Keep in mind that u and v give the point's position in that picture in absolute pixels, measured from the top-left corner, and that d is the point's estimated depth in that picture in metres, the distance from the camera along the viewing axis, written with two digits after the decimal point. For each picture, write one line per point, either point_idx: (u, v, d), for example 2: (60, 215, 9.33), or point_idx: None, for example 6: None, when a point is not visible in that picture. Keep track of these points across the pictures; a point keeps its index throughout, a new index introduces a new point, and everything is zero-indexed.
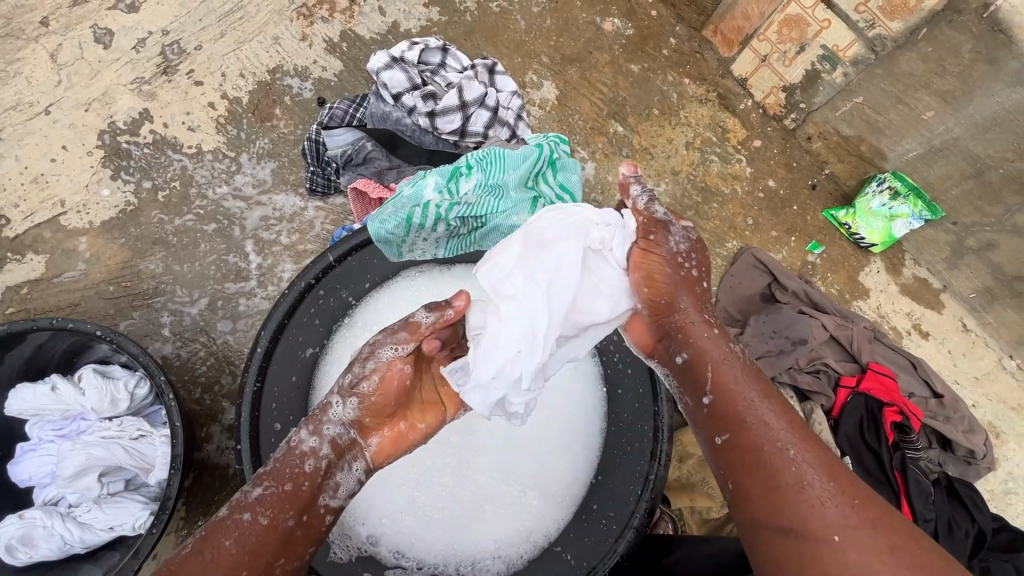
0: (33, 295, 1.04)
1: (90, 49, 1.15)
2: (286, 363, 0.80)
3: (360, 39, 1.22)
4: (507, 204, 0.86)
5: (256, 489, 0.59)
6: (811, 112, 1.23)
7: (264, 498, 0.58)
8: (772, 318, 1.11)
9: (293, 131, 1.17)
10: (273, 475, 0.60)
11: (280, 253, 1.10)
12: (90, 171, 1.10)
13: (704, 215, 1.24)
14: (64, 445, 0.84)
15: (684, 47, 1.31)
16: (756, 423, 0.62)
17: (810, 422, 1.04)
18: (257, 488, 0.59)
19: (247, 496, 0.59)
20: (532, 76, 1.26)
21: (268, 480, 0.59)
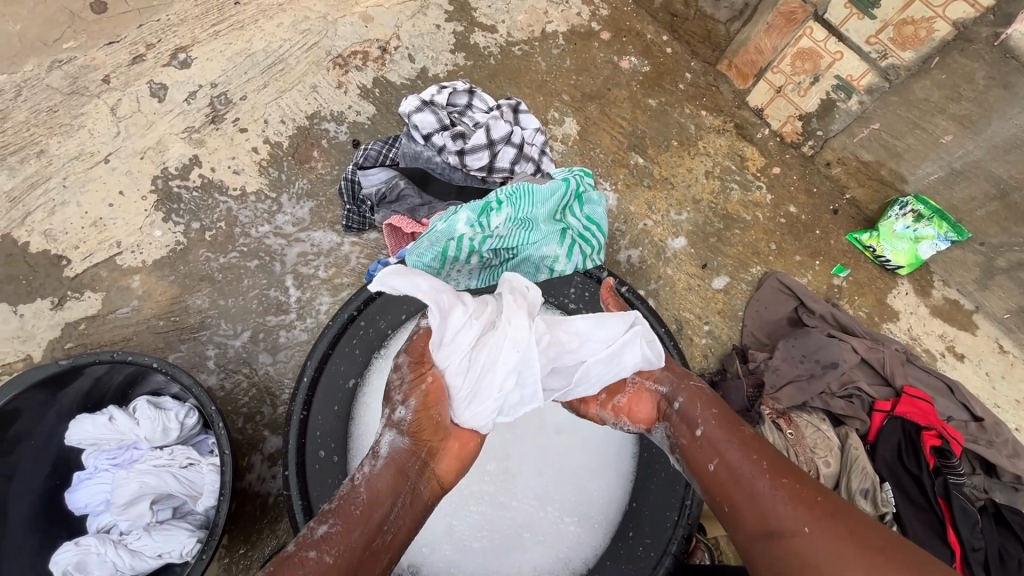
0: (90, 330, 1.10)
1: (146, 103, 1.25)
2: (330, 391, 0.85)
3: (391, 84, 1.31)
4: (537, 236, 0.89)
5: (321, 526, 0.62)
6: (829, 139, 1.25)
7: (331, 536, 0.61)
8: (801, 342, 1.11)
9: (330, 171, 1.24)
10: (337, 512, 0.63)
11: (318, 287, 1.16)
12: (144, 215, 1.18)
13: (727, 242, 1.26)
14: (118, 474, 0.88)
15: (699, 81, 1.36)
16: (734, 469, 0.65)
17: (845, 447, 1.03)
18: (322, 524, 0.62)
19: (314, 533, 0.61)
20: (553, 113, 1.32)
21: (333, 517, 0.63)
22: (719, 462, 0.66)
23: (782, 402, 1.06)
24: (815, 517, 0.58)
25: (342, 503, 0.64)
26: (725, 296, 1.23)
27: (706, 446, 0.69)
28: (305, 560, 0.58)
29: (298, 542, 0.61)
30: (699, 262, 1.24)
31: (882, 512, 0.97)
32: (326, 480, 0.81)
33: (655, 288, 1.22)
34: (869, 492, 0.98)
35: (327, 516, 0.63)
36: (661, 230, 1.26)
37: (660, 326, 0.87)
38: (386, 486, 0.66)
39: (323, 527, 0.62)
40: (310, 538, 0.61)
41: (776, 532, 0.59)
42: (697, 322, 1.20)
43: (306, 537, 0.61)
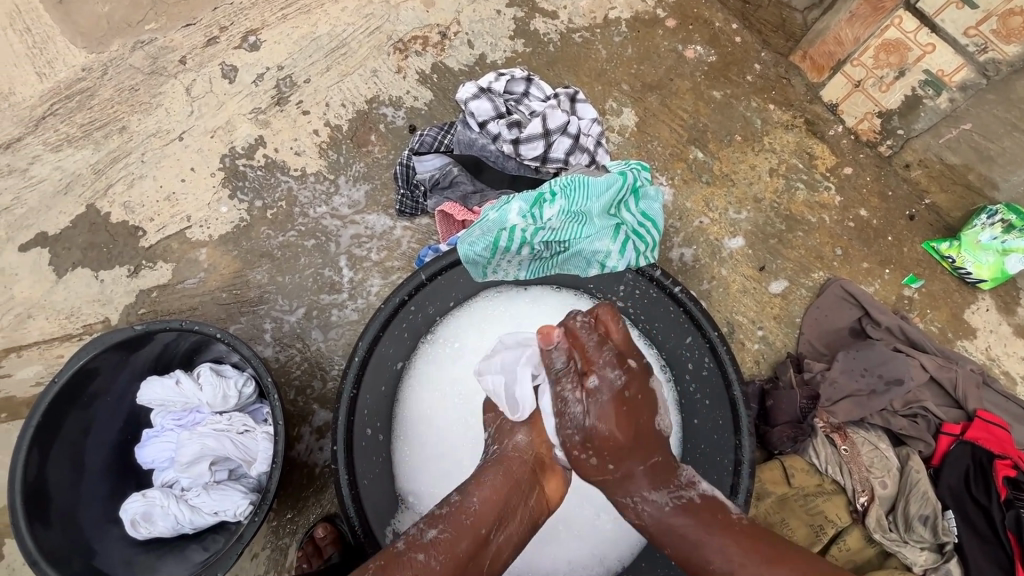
0: (161, 298, 1.18)
1: (218, 84, 1.30)
2: (378, 372, 0.86)
3: (449, 70, 1.31)
4: (590, 231, 0.87)
5: (431, 529, 0.62)
6: (911, 138, 1.17)
7: (439, 541, 0.61)
8: (863, 354, 1.04)
9: (386, 156, 1.26)
10: (445, 519, 0.63)
11: (370, 269, 1.18)
12: (212, 191, 1.24)
13: (788, 244, 1.20)
14: (182, 434, 0.94)
15: (769, 73, 1.29)
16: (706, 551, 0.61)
17: (905, 469, 0.97)
18: (431, 529, 0.62)
19: (422, 536, 0.62)
20: (611, 104, 1.28)
21: (442, 523, 0.63)
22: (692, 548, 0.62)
23: (837, 417, 1.01)
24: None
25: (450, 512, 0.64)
26: (783, 301, 1.17)
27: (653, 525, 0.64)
28: (414, 562, 0.59)
29: (408, 542, 0.61)
30: (757, 264, 1.19)
31: (942, 541, 0.91)
32: (372, 457, 0.84)
33: (707, 289, 1.18)
34: (929, 519, 0.92)
35: (436, 520, 0.64)
36: (718, 229, 1.21)
37: (713, 329, 0.83)
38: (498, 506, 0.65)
39: (433, 531, 0.62)
40: (420, 541, 0.61)
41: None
42: (750, 326, 1.15)
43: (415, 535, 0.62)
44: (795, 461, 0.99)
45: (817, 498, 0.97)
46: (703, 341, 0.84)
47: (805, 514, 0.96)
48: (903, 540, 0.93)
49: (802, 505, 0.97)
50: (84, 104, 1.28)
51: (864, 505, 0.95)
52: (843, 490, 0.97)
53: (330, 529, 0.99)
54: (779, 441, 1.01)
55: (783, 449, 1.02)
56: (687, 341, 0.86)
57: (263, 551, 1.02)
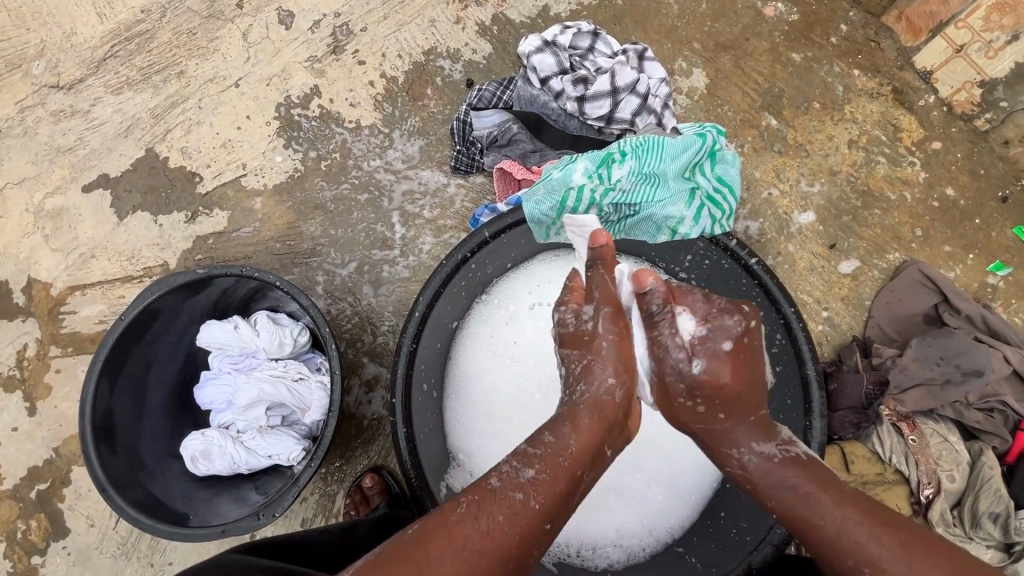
0: (217, 245, 1.19)
1: (274, 30, 1.28)
2: (435, 328, 0.84)
3: (510, 22, 1.25)
4: (663, 194, 0.83)
5: (529, 469, 0.57)
6: (1015, 112, 1.09)
7: (538, 481, 0.57)
8: (939, 342, 0.98)
9: (441, 111, 1.22)
10: (544, 460, 0.58)
11: (422, 226, 1.17)
12: (267, 140, 1.23)
13: (863, 222, 1.13)
14: (239, 378, 0.95)
15: (857, 34, 1.18)
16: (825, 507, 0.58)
17: (976, 464, 0.92)
18: (529, 468, 0.58)
19: (518, 476, 0.57)
20: (681, 63, 1.21)
21: (539, 463, 0.58)
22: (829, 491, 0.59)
23: (906, 405, 0.96)
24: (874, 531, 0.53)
25: (550, 451, 0.58)
26: (852, 282, 1.11)
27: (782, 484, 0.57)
28: (511, 500, 0.56)
29: (502, 478, 0.57)
30: (827, 242, 1.12)
31: (1012, 541, 0.86)
32: (426, 412, 0.83)
33: (772, 265, 1.12)
34: (1001, 517, 0.87)
35: (531, 459, 0.58)
36: (788, 202, 1.14)
37: (790, 306, 0.77)
38: (592, 445, 0.59)
39: (529, 471, 0.58)
40: (517, 479, 0.57)
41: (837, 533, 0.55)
42: (814, 306, 1.10)
43: (512, 475, 0.58)
44: (855, 448, 0.95)
45: (876, 486, 0.93)
46: (777, 318, 0.79)
47: None
48: (968, 536, 0.89)
49: (860, 493, 0.93)
50: (143, 47, 1.28)
51: (929, 498, 0.91)
52: (907, 480, 0.92)
53: (378, 480, 1.01)
54: (840, 426, 0.96)
55: (843, 433, 0.97)
56: None
57: (312, 495, 1.04)
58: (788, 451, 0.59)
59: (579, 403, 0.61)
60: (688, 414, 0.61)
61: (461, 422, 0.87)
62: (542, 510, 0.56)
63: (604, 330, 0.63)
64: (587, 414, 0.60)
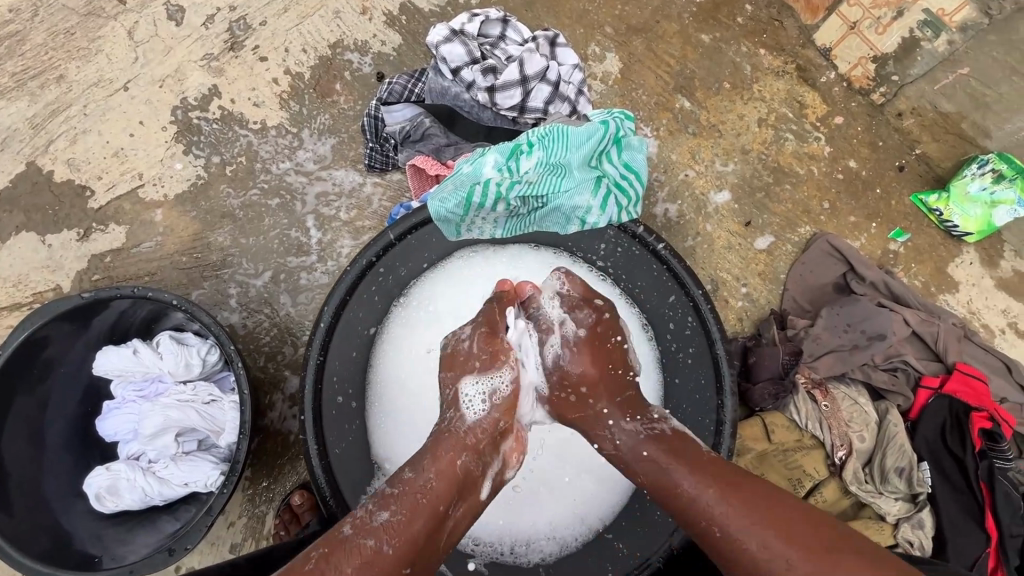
0: (115, 263, 1.10)
1: (163, 26, 1.19)
2: (348, 337, 0.82)
3: (419, 11, 1.20)
4: (569, 184, 0.82)
5: (383, 512, 0.59)
6: (905, 86, 1.12)
7: (392, 524, 0.58)
8: (846, 310, 1.03)
9: (352, 107, 1.17)
10: (399, 500, 0.60)
11: (339, 229, 1.12)
12: (164, 147, 1.15)
13: (775, 198, 1.17)
14: (144, 406, 0.89)
15: (761, 14, 1.21)
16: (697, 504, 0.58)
17: (884, 423, 0.97)
18: (384, 511, 0.59)
19: (372, 519, 0.58)
20: (594, 48, 1.20)
21: (395, 504, 0.60)
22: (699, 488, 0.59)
23: (819, 372, 1.00)
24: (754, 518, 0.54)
25: (407, 491, 0.61)
26: (768, 257, 1.14)
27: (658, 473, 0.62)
28: (363, 548, 0.55)
29: (355, 525, 0.58)
30: (742, 220, 1.15)
31: (916, 492, 0.92)
32: (343, 425, 0.81)
33: (692, 245, 1.14)
34: (905, 470, 0.93)
35: (388, 501, 0.60)
36: (704, 182, 1.16)
37: (698, 288, 0.80)
38: (450, 478, 0.63)
39: (384, 513, 0.59)
40: (370, 524, 0.58)
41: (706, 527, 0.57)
42: (734, 283, 1.13)
43: (371, 518, 0.58)
44: (775, 418, 0.99)
45: (796, 453, 0.97)
46: (687, 301, 0.81)
47: (783, 469, 0.96)
48: (878, 491, 0.94)
49: (781, 460, 0.97)
50: (14, 50, 1.16)
51: (842, 459, 0.96)
52: (823, 444, 0.97)
53: (307, 496, 0.97)
54: (760, 398, 1.01)
55: (764, 405, 1.01)
56: (670, 301, 0.83)
57: (239, 519, 1.00)
58: (653, 429, 0.67)
59: (442, 437, 0.67)
60: (567, 408, 0.74)
61: (387, 429, 0.85)
62: (398, 555, 0.56)
63: (479, 347, 0.75)
64: (447, 445, 0.66)
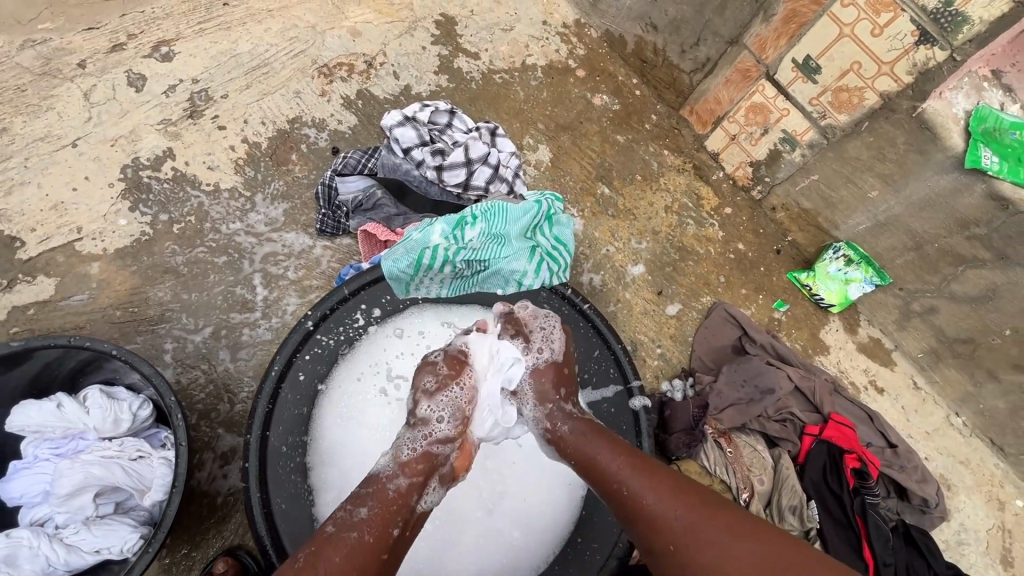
0: (38, 316, 1.06)
1: (122, 91, 1.25)
2: (295, 387, 0.86)
3: (374, 98, 1.36)
4: (508, 252, 0.96)
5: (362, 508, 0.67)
6: (775, 186, 1.38)
7: (370, 517, 0.66)
8: (742, 368, 1.20)
9: (307, 175, 1.26)
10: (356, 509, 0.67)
11: (286, 287, 1.16)
12: (109, 202, 1.16)
13: (681, 272, 1.36)
14: (60, 464, 0.84)
15: (663, 123, 1.48)
16: (649, 513, 0.64)
17: (777, 467, 1.12)
18: (361, 511, 0.67)
19: (353, 515, 0.66)
20: (529, 140, 1.40)
21: (371, 503, 0.68)
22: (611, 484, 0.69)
23: (724, 423, 1.14)
24: (653, 482, 0.66)
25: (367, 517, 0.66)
26: (677, 322, 1.31)
27: (578, 440, 0.75)
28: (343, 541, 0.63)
29: (339, 523, 0.65)
30: (655, 289, 1.33)
31: (807, 528, 1.05)
32: (276, 467, 0.82)
33: (613, 310, 1.30)
34: (797, 509, 1.06)
35: (363, 502, 0.68)
36: (622, 257, 1.34)
37: (618, 343, 0.94)
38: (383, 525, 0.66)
39: (361, 512, 0.67)
40: (352, 520, 0.66)
41: (618, 481, 0.68)
42: (650, 345, 1.28)
43: (348, 518, 0.66)
44: (690, 465, 1.10)
45: None
46: (609, 354, 0.94)
47: None
48: (777, 530, 1.06)
49: None
50: None
51: (747, 501, 1.07)
52: (729, 488, 1.08)
53: (232, 563, 0.91)
54: (676, 447, 1.14)
55: (680, 454, 1.14)
56: (595, 354, 0.95)
57: None
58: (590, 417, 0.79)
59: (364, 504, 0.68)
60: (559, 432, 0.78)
61: (332, 480, 0.85)
62: (375, 543, 0.64)
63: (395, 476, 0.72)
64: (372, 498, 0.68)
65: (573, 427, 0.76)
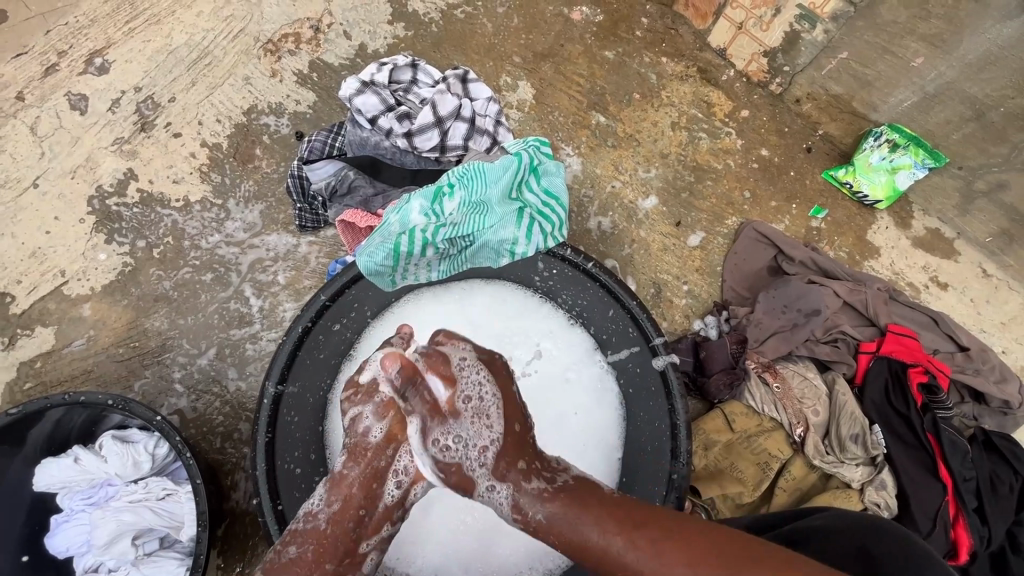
0: (46, 367, 1.05)
1: (67, 117, 1.17)
2: (297, 407, 0.81)
3: (329, 66, 1.22)
4: (493, 220, 0.86)
5: (292, 547, 0.58)
6: (797, 74, 1.19)
7: (302, 557, 0.58)
8: (781, 292, 1.08)
9: (276, 169, 1.17)
10: (303, 535, 0.60)
11: (279, 293, 1.10)
12: (85, 239, 1.11)
13: (699, 195, 1.22)
14: (94, 514, 0.85)
15: (657, 25, 1.27)
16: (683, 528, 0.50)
17: (833, 394, 1.02)
18: (293, 546, 0.59)
19: (283, 557, 0.58)
20: (506, 79, 1.24)
21: (304, 538, 0.59)
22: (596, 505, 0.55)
23: (767, 355, 1.04)
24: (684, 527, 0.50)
25: (305, 551, 0.58)
26: (702, 253, 1.19)
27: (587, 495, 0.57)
28: None
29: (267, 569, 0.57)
30: (673, 221, 1.20)
31: (873, 454, 0.97)
32: (292, 492, 0.78)
33: (629, 253, 1.18)
34: (859, 436, 0.98)
35: (296, 536, 0.60)
36: (631, 191, 1.21)
37: (632, 300, 0.85)
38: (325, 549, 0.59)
39: (293, 549, 0.59)
40: (279, 564, 0.58)
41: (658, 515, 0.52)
42: (675, 283, 1.17)
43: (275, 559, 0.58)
44: (734, 407, 1.02)
45: (759, 437, 1.00)
46: (624, 313, 0.86)
47: (751, 455, 0.99)
48: (840, 460, 0.98)
49: (746, 447, 0.99)
50: None
51: (801, 435, 0.99)
52: (781, 424, 1.00)
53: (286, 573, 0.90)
54: (717, 389, 1.04)
55: (722, 396, 1.05)
56: (610, 315, 0.87)
57: None
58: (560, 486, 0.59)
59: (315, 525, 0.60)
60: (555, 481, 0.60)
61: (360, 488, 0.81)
62: None
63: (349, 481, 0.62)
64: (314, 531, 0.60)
65: (542, 495, 0.58)
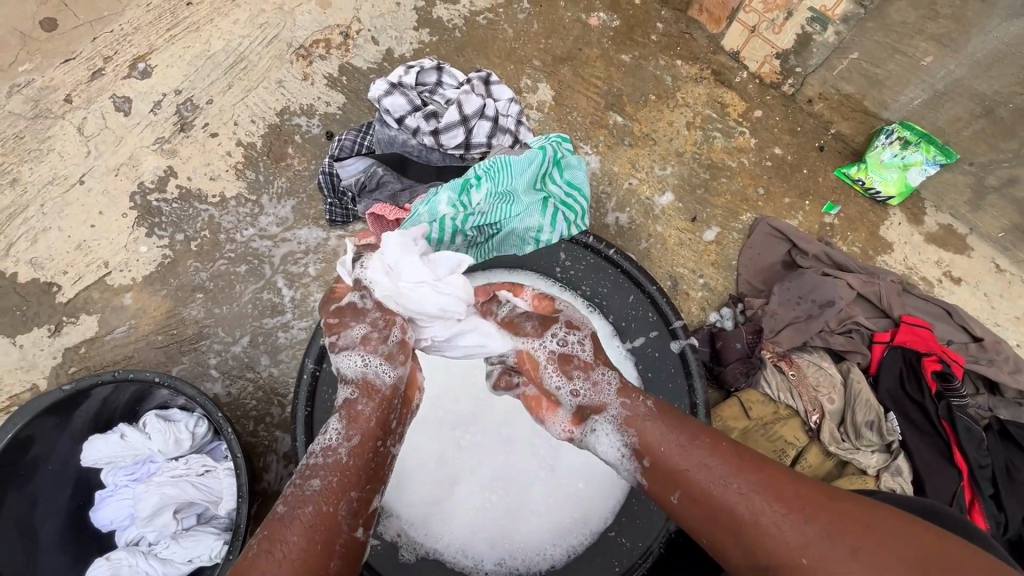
0: (90, 352, 1.11)
1: (112, 118, 1.23)
2: (334, 386, 0.86)
3: (357, 70, 1.28)
4: (518, 209, 0.91)
5: (315, 479, 0.64)
6: (809, 75, 1.22)
7: (325, 487, 0.63)
8: (796, 284, 1.11)
9: (307, 167, 1.22)
10: (328, 468, 0.65)
11: (310, 284, 1.15)
12: (127, 232, 1.17)
13: (714, 191, 1.25)
14: (138, 488, 0.90)
15: (672, 30, 1.32)
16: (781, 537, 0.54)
17: (848, 382, 1.04)
18: (314, 479, 0.64)
19: (305, 489, 0.63)
20: (526, 81, 1.29)
21: (324, 472, 0.65)
22: (685, 490, 0.61)
23: (783, 345, 1.07)
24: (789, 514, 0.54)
25: (336, 472, 0.65)
26: (718, 248, 1.22)
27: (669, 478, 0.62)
28: (301, 515, 0.60)
29: (288, 501, 0.62)
30: (688, 216, 1.23)
31: (888, 441, 0.99)
32: None
33: (646, 247, 1.21)
34: (874, 423, 1.00)
35: (316, 471, 0.65)
36: (647, 188, 1.24)
37: (652, 284, 0.88)
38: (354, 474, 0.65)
39: (315, 482, 0.64)
40: (303, 495, 0.63)
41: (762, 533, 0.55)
42: (691, 277, 1.20)
43: (296, 496, 0.63)
44: (751, 395, 1.04)
45: (775, 425, 1.01)
46: (644, 297, 0.89)
47: (767, 442, 1.00)
48: (855, 447, 1.00)
49: (763, 435, 1.01)
50: None
51: (817, 422, 1.01)
52: (797, 412, 1.02)
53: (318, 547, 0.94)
54: (734, 378, 1.07)
55: (738, 385, 1.07)
56: (630, 301, 0.90)
57: None
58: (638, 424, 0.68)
59: (341, 455, 0.66)
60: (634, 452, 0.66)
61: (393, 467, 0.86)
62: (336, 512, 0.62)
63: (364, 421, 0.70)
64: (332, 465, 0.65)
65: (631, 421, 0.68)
